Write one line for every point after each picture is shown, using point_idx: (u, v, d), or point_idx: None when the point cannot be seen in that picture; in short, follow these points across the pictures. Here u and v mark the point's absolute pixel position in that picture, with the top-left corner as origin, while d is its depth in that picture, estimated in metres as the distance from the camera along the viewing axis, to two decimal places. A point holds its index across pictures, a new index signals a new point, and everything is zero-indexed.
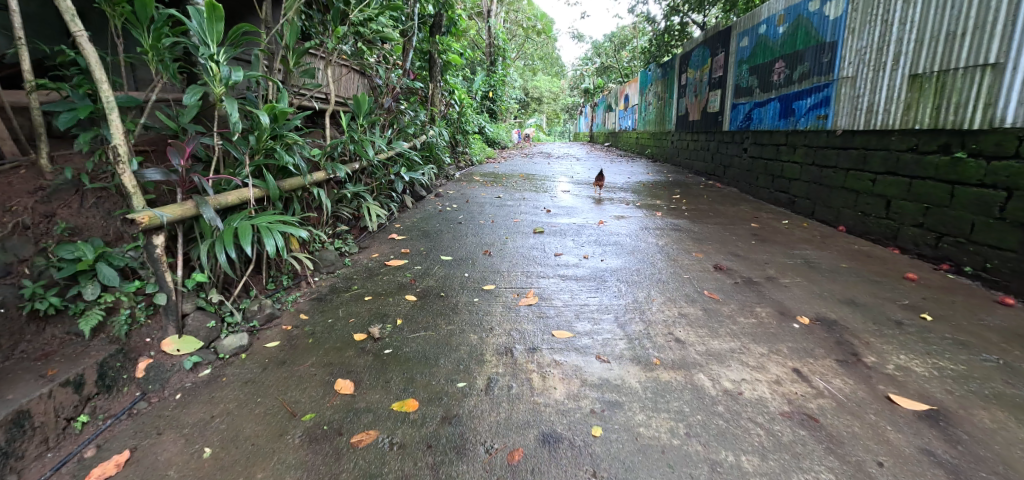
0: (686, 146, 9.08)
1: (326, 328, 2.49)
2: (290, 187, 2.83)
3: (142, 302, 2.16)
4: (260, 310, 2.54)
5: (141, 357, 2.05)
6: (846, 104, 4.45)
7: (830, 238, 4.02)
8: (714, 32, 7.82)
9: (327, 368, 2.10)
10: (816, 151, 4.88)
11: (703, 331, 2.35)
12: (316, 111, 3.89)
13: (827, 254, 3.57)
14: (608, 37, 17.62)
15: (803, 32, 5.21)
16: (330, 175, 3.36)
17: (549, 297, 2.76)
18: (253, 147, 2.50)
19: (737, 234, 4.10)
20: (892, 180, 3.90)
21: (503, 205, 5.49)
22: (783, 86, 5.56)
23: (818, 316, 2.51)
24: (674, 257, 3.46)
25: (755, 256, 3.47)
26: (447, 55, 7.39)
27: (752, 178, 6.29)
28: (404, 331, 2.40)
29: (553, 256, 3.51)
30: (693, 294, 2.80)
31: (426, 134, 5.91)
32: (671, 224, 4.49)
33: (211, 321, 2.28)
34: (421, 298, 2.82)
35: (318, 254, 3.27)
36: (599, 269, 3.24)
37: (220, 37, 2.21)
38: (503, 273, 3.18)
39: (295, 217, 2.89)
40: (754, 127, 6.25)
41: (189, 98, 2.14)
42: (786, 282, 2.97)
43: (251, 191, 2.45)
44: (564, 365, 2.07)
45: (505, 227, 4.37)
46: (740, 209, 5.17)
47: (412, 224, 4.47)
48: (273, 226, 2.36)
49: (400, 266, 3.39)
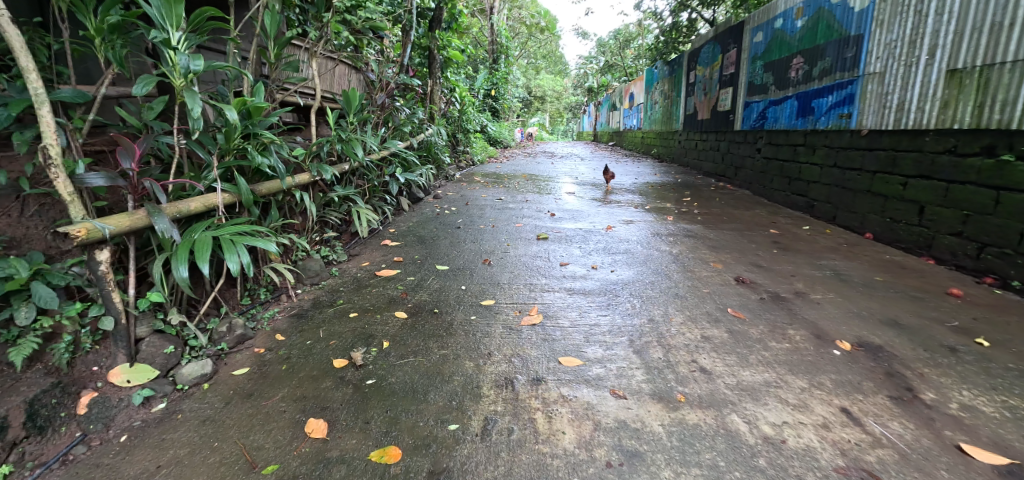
0: (694, 145, 8.77)
1: (304, 352, 2.21)
2: (268, 191, 2.55)
3: (87, 326, 1.90)
4: (230, 332, 2.27)
5: (84, 391, 1.78)
6: (872, 102, 4.14)
7: (858, 247, 3.72)
8: (725, 28, 7.51)
9: (299, 404, 1.82)
10: (838, 152, 4.58)
11: (731, 359, 2.06)
12: (302, 108, 3.60)
13: (857, 265, 3.26)
14: (612, 35, 17.29)
15: (824, 25, 4.90)
16: (316, 177, 3.08)
17: (555, 316, 2.46)
18: (222, 147, 2.22)
19: (758, 242, 3.79)
20: (925, 184, 3.60)
21: (504, 208, 5.20)
22: (801, 83, 5.25)
23: (861, 341, 2.21)
24: (691, 268, 3.17)
25: (779, 268, 3.17)
26: (446, 50, 7.09)
27: (766, 180, 6.00)
28: (391, 357, 2.12)
29: (558, 266, 3.23)
30: (716, 312, 2.50)
31: (424, 133, 5.61)
32: (684, 229, 4.19)
33: (169, 346, 2.01)
34: (412, 316, 2.53)
35: (303, 264, 3.00)
36: (609, 282, 2.95)
37: (182, 21, 1.91)
38: (504, 286, 2.89)
39: (273, 225, 2.61)
40: (768, 126, 5.95)
41: (140, 88, 1.82)
42: (818, 298, 2.67)
43: (219, 197, 2.18)
44: (574, 402, 1.78)
45: (507, 232, 4.08)
46: (756, 214, 4.87)
47: (408, 228, 4.19)
48: (238, 240, 2.08)
49: (391, 277, 3.11)
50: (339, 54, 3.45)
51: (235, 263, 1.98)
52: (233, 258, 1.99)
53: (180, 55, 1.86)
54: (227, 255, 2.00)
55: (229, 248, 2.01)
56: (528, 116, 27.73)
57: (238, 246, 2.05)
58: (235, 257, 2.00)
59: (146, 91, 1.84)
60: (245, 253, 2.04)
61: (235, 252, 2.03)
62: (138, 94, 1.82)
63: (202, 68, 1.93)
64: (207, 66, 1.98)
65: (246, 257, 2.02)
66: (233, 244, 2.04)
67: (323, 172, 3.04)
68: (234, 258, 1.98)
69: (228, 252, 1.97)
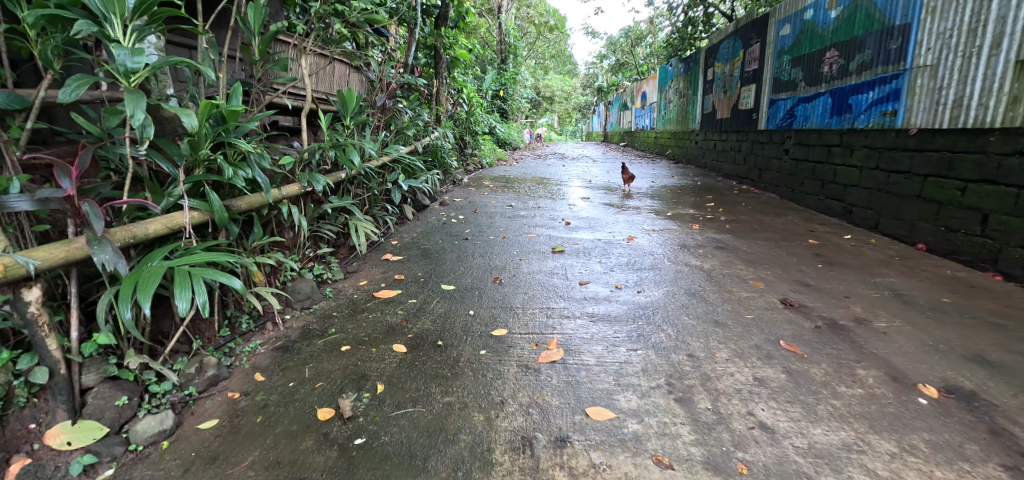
0: (713, 146, 8.36)
1: (285, 398, 1.88)
2: (250, 206, 2.24)
3: (23, 377, 1.60)
4: (199, 373, 1.95)
5: (15, 457, 1.51)
6: (922, 97, 3.77)
7: (912, 260, 3.33)
8: (746, 22, 7.12)
9: (272, 474, 1.50)
10: (881, 153, 4.19)
11: (797, 411, 1.70)
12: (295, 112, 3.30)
13: (917, 284, 2.88)
14: (622, 33, 16.89)
15: (862, 15, 4.52)
16: (307, 189, 2.76)
17: (577, 350, 2.11)
18: (190, 159, 1.92)
19: (797, 255, 3.42)
20: (988, 190, 3.22)
21: (515, 216, 4.86)
22: (836, 78, 4.87)
23: (949, 386, 1.84)
24: (729, 287, 2.80)
25: (828, 288, 2.80)
26: (453, 50, 6.78)
27: (795, 183, 5.60)
28: (386, 406, 1.79)
29: (577, 285, 2.87)
30: (766, 346, 2.14)
31: (429, 136, 5.29)
32: (713, 239, 3.82)
33: (122, 397, 1.71)
34: (412, 350, 2.19)
35: (292, 286, 2.68)
36: (637, 305, 2.59)
37: (126, 9, 1.64)
38: (516, 311, 2.55)
39: (255, 244, 2.30)
40: (798, 125, 5.55)
41: (70, 92, 1.51)
42: (883, 328, 2.30)
43: (185, 217, 1.88)
44: (608, 474, 1.44)
45: (519, 244, 3.74)
46: (789, 221, 4.49)
47: (411, 240, 3.87)
48: (196, 272, 1.74)
49: (391, 299, 2.77)
50: (334, 52, 3.13)
51: (187, 303, 1.64)
52: (185, 297, 1.65)
53: (117, 48, 1.54)
54: (179, 291, 1.66)
55: (182, 282, 1.67)
56: (536, 116, 27.38)
57: (193, 280, 1.71)
58: (187, 295, 1.65)
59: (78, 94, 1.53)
60: (202, 289, 1.69)
61: (190, 288, 1.69)
62: (68, 99, 1.51)
63: (145, 65, 1.59)
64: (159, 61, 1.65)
65: (201, 296, 1.67)
66: (188, 278, 1.70)
67: (315, 184, 2.71)
68: (186, 296, 1.64)
69: (178, 288, 1.64)
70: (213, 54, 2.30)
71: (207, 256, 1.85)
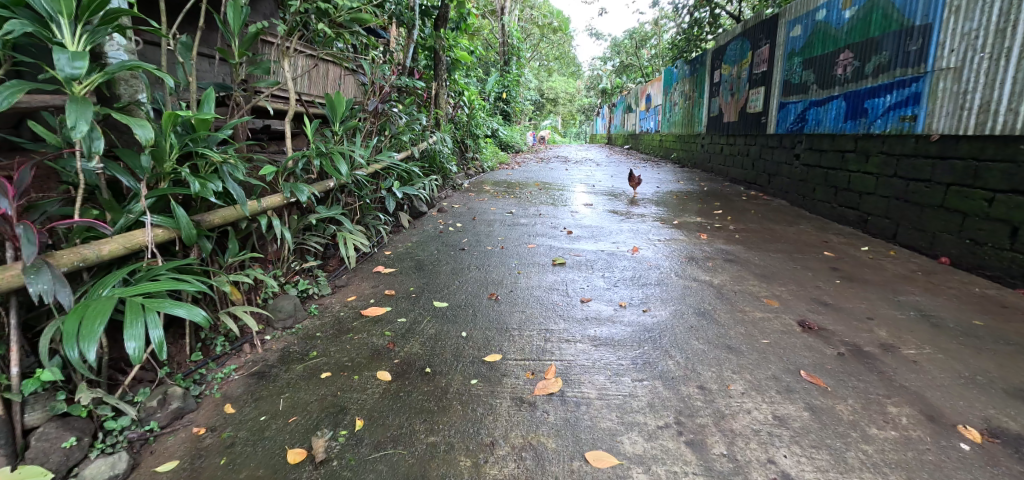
0: (720, 150, 8.15)
1: (254, 436, 1.71)
2: (224, 219, 2.07)
3: None
4: (162, 406, 1.77)
5: None
6: (945, 102, 3.61)
7: (936, 276, 3.13)
8: (754, 22, 6.93)
9: None
10: (900, 160, 4.02)
11: (826, 460, 1.52)
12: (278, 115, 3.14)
13: (945, 303, 2.70)
14: (627, 34, 16.71)
15: (879, 15, 4.33)
16: (290, 200, 2.58)
17: (578, 381, 1.93)
18: (155, 172, 1.76)
19: (813, 269, 3.23)
20: (1019, 201, 3.03)
21: (514, 223, 4.67)
22: (850, 81, 4.68)
23: (993, 429, 1.67)
24: (743, 306, 2.61)
25: (849, 308, 2.61)
26: (453, 52, 6.62)
27: (807, 189, 5.39)
28: (364, 446, 1.62)
29: (578, 303, 2.68)
30: (785, 377, 1.96)
31: (427, 141, 5.12)
32: (723, 251, 3.63)
33: (70, 437, 1.54)
34: (397, 379, 2.01)
35: (274, 304, 2.51)
36: (642, 327, 2.40)
37: (74, 7, 1.47)
38: (512, 333, 2.36)
39: (228, 261, 2.15)
40: (809, 129, 5.36)
41: (2, 100, 1.36)
42: (913, 357, 2.13)
43: (147, 235, 1.71)
44: None
45: (518, 255, 3.56)
46: (802, 230, 4.29)
47: (405, 251, 3.69)
48: (151, 305, 1.61)
49: (379, 318, 2.59)
50: (322, 54, 2.96)
51: (136, 342, 1.51)
52: (135, 336, 1.52)
53: (57, 54, 1.40)
54: (129, 328, 1.52)
55: (133, 318, 1.54)
56: (539, 118, 27.21)
57: (147, 314, 1.57)
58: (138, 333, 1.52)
59: (13, 102, 1.39)
60: (156, 325, 1.57)
61: (143, 323, 1.56)
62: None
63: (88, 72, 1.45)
64: (108, 69, 1.51)
65: (154, 333, 1.54)
66: (141, 311, 1.57)
67: (298, 195, 2.53)
68: (137, 335, 1.52)
69: (128, 327, 1.50)
70: (187, 57, 2.14)
71: (168, 283, 1.71)
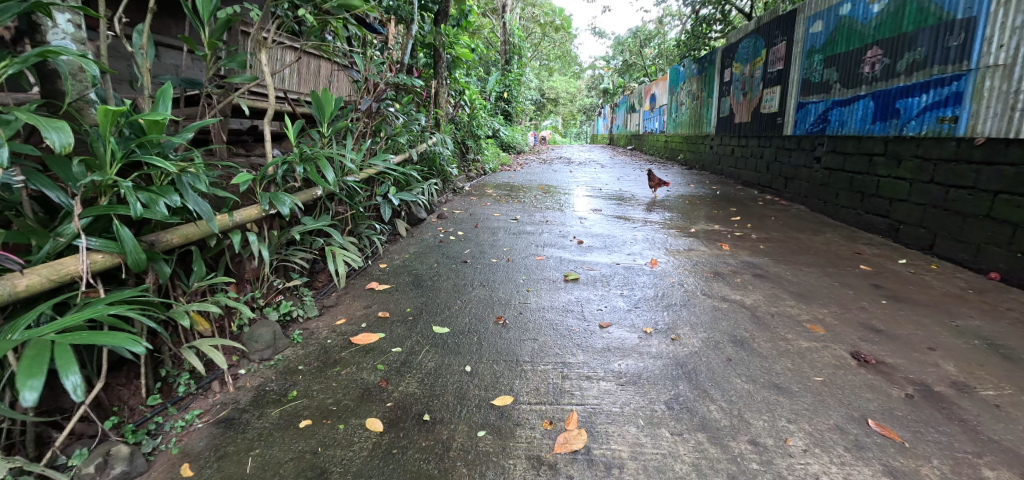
0: (731, 151, 7.84)
1: None
2: (185, 237, 1.78)
3: None
4: (102, 471, 1.47)
5: None
6: (993, 102, 3.30)
7: (991, 295, 2.82)
8: (769, 19, 6.61)
9: None
10: (938, 165, 3.71)
11: None
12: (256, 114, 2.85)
13: (1011, 329, 2.39)
14: (630, 33, 16.40)
15: (914, 8, 4.02)
16: (269, 211, 2.27)
17: (607, 434, 1.62)
18: (92, 185, 1.47)
19: (853, 287, 2.92)
20: None
21: (520, 231, 4.35)
22: (879, 79, 4.38)
23: None
24: (785, 334, 2.30)
25: (906, 336, 2.30)
26: (454, 49, 6.31)
27: (829, 195, 5.08)
28: None
29: (596, 329, 2.37)
30: (852, 428, 1.65)
31: (426, 143, 4.80)
32: (749, 264, 3.33)
33: None
34: (390, 429, 1.69)
35: (249, 333, 2.20)
36: (673, 359, 2.09)
37: None
38: (523, 368, 2.04)
39: (192, 285, 1.88)
40: (832, 131, 5.05)
41: None
42: (996, 400, 1.82)
43: (83, 262, 1.43)
44: None
45: (526, 269, 3.24)
46: (830, 241, 3.97)
47: (402, 263, 3.38)
48: (63, 341, 1.31)
49: (371, 347, 2.27)
50: (308, 46, 2.63)
51: (35, 390, 1.19)
52: (33, 382, 1.20)
53: None
54: (27, 374, 1.21)
55: (34, 359, 1.24)
56: (540, 119, 26.85)
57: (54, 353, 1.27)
58: (38, 378, 1.21)
59: None
60: (67, 369, 1.25)
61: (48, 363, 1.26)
62: None
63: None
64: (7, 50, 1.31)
65: (66, 381, 1.24)
66: (47, 351, 1.27)
67: (278, 207, 2.22)
68: (33, 382, 1.20)
69: (24, 372, 1.20)
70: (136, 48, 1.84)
71: (90, 313, 1.41)
